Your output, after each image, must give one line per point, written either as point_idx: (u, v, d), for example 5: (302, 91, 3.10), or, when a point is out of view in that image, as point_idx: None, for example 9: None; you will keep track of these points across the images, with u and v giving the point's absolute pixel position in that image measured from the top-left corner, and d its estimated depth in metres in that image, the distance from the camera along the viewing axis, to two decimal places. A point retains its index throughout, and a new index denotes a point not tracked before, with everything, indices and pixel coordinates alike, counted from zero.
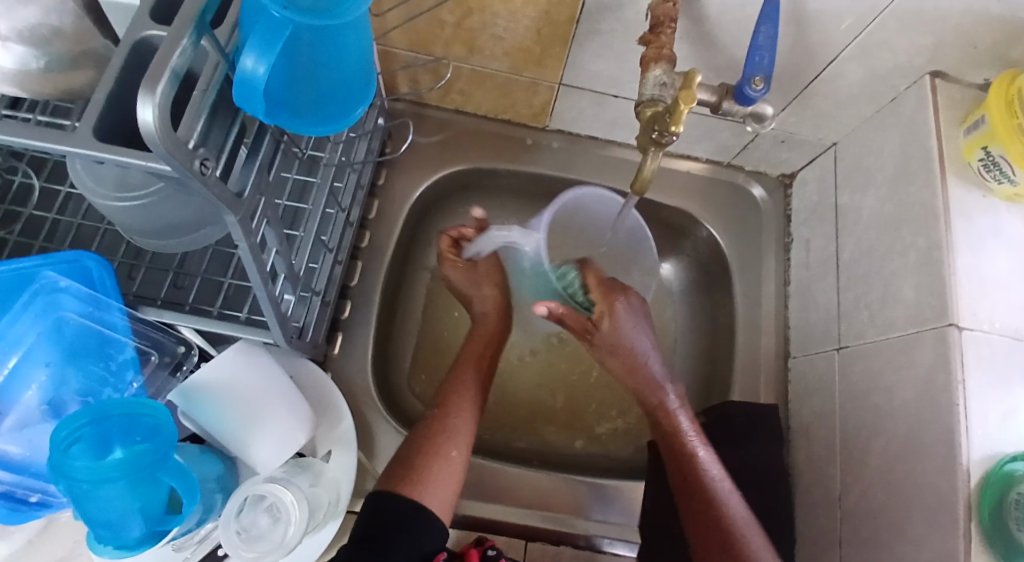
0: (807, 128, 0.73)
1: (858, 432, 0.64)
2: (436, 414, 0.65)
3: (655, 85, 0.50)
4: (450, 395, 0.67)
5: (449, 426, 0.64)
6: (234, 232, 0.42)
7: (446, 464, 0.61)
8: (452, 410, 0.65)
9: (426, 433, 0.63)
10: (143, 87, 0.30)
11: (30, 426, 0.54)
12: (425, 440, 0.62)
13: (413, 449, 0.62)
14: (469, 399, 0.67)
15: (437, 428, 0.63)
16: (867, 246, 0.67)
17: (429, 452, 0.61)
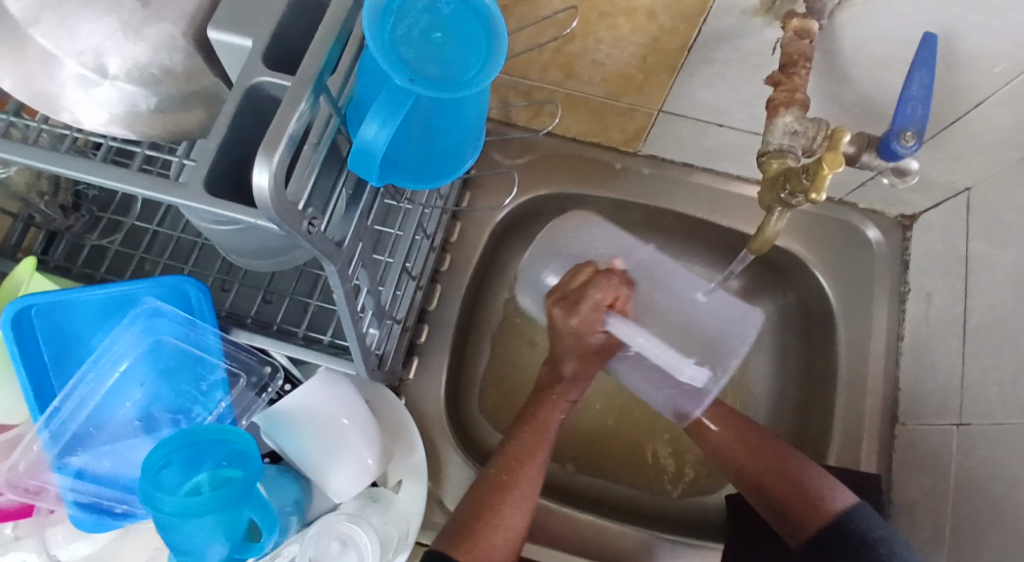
0: (937, 170, 0.66)
1: (976, 524, 0.57)
2: (499, 476, 0.57)
3: (784, 135, 0.46)
4: (514, 458, 0.58)
5: (510, 493, 0.57)
6: (332, 280, 0.40)
7: (506, 542, 0.55)
8: (518, 475, 0.57)
9: (489, 500, 0.56)
10: (261, 153, 0.29)
11: (122, 440, 0.55)
12: (487, 506, 0.56)
13: (476, 514, 0.56)
14: (537, 466, 0.58)
15: (501, 496, 0.56)
16: (1001, 313, 0.60)
17: (491, 524, 0.55)
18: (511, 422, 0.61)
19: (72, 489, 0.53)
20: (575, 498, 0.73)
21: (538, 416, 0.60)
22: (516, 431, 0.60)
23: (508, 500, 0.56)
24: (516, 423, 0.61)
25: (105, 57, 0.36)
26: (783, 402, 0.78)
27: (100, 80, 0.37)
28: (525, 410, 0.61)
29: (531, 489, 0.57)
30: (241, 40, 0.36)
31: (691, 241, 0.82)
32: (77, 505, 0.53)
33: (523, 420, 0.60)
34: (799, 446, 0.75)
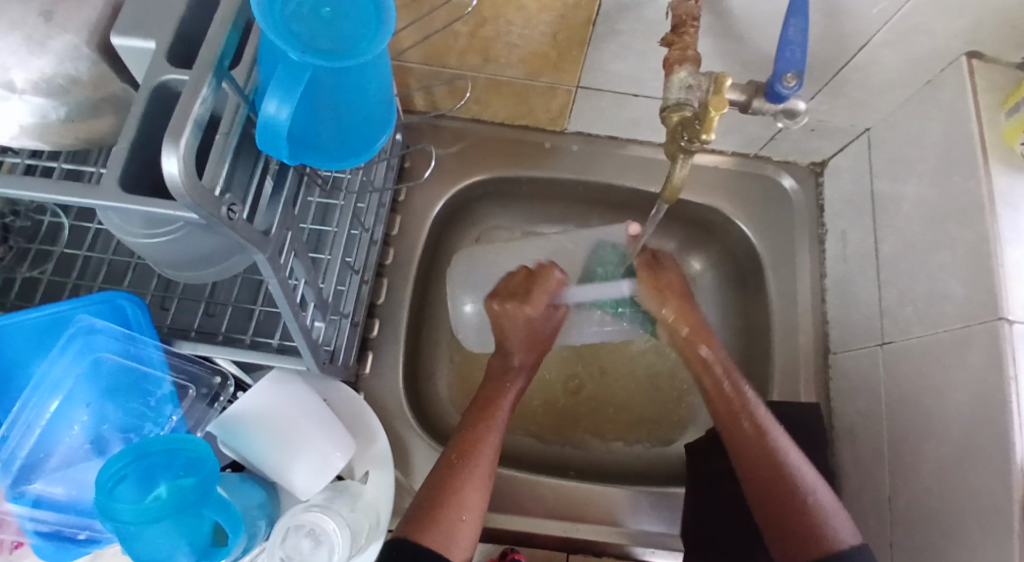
0: (839, 116, 0.71)
1: (907, 434, 0.61)
2: (455, 458, 0.60)
3: (685, 88, 0.48)
4: (472, 438, 0.62)
5: (467, 476, 0.59)
6: (264, 270, 0.41)
7: (466, 522, 0.56)
8: (475, 456, 0.60)
9: (446, 480, 0.58)
10: (167, 139, 0.30)
11: (74, 465, 0.55)
12: (447, 487, 0.58)
13: (434, 492, 0.57)
14: (492, 450, 0.61)
15: (460, 474, 0.58)
16: (908, 238, 0.64)
17: (451, 504, 0.56)
18: (466, 413, 0.65)
19: (31, 519, 0.52)
20: (542, 468, 0.75)
21: (490, 410, 0.65)
22: (472, 419, 0.64)
23: (465, 480, 0.58)
24: (468, 413, 0.65)
25: (11, 72, 0.37)
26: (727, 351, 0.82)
27: (8, 95, 0.37)
28: (481, 398, 0.67)
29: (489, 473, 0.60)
30: (144, 42, 0.37)
31: (626, 210, 0.85)
32: (38, 534, 0.53)
33: (475, 409, 0.65)
34: None
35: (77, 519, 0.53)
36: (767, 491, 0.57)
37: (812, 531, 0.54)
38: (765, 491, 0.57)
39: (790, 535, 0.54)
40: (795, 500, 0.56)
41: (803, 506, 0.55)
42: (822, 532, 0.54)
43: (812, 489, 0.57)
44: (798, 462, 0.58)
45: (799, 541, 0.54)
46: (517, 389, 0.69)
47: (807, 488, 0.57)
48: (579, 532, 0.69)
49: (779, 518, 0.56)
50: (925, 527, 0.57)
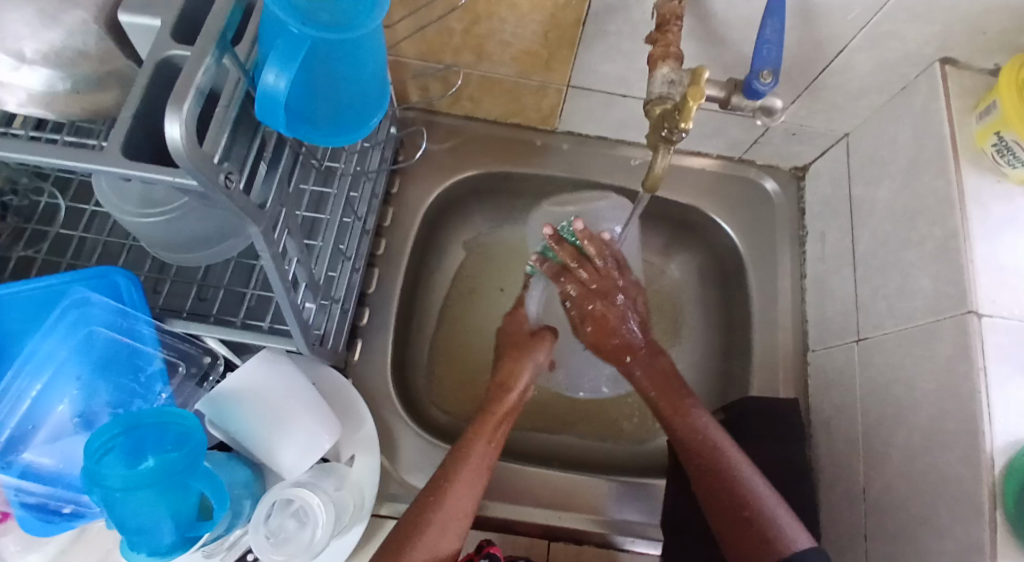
0: (819, 121, 0.74)
1: (879, 424, 0.63)
2: (427, 497, 0.59)
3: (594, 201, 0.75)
4: (450, 476, 0.60)
5: (435, 517, 0.58)
6: (258, 242, 0.43)
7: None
8: (453, 488, 0.60)
9: (413, 522, 0.58)
10: (170, 106, 0.32)
11: (63, 438, 0.56)
12: (410, 529, 0.57)
13: (400, 535, 0.57)
14: (467, 488, 0.60)
15: (425, 516, 0.58)
16: (883, 236, 0.67)
17: (409, 548, 0.56)
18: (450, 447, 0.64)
19: (18, 491, 0.53)
20: (527, 458, 0.77)
21: (472, 448, 0.63)
22: (456, 451, 0.63)
23: (429, 526, 0.57)
24: (460, 444, 0.63)
25: (22, 42, 0.38)
26: (709, 348, 0.85)
27: (18, 65, 0.39)
28: (485, 407, 0.68)
29: (462, 512, 0.59)
30: (150, 19, 0.40)
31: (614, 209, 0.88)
32: (23, 505, 0.54)
33: (466, 443, 0.63)
34: (727, 384, 0.81)
35: (62, 492, 0.55)
36: (686, 442, 0.65)
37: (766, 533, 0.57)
38: (702, 474, 0.63)
39: (747, 551, 0.57)
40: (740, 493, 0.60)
41: (751, 506, 0.59)
42: (771, 527, 0.57)
43: (756, 490, 0.60)
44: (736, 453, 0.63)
45: (749, 531, 0.57)
46: (518, 393, 0.70)
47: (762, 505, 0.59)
48: (561, 521, 0.70)
49: (725, 499, 0.60)
50: (897, 515, 0.59)
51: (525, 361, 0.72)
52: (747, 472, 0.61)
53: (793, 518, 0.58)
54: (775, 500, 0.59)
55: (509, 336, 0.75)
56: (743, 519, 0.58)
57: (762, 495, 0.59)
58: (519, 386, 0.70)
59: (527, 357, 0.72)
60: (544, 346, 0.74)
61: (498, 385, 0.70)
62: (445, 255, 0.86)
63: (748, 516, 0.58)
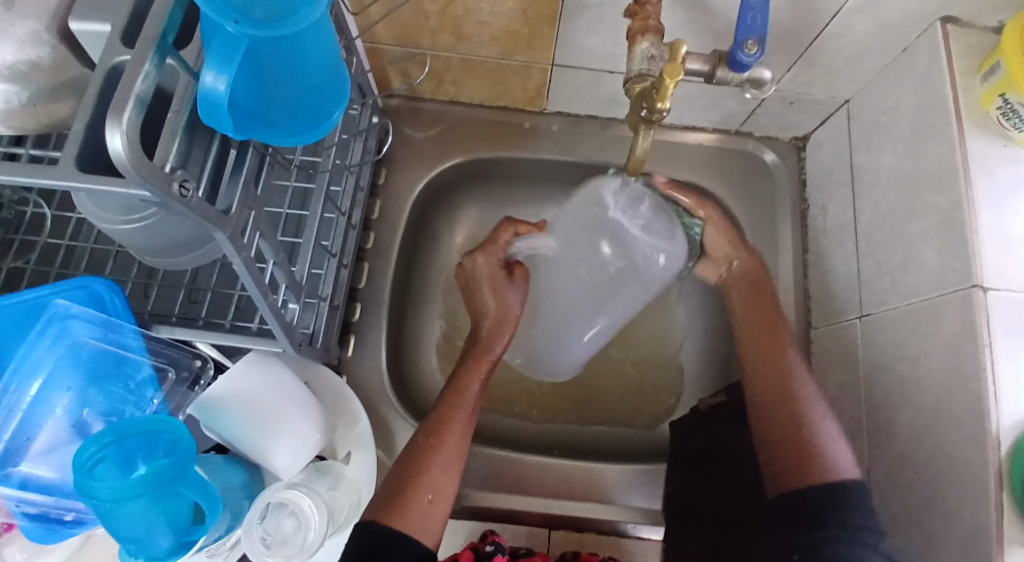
0: (817, 88, 0.71)
1: (884, 402, 0.62)
2: (424, 436, 0.58)
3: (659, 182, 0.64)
4: (435, 424, 0.59)
5: (436, 457, 0.57)
6: (226, 249, 0.41)
7: (433, 502, 0.55)
8: (443, 433, 0.58)
9: (413, 462, 0.57)
10: (109, 116, 0.31)
11: (57, 449, 0.55)
12: (409, 469, 0.56)
13: (400, 473, 0.56)
14: (463, 427, 0.59)
15: (426, 454, 0.57)
16: (885, 208, 0.64)
17: (414, 486, 0.55)
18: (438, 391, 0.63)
19: (18, 501, 0.52)
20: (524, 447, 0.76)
21: (463, 386, 0.61)
22: (446, 392, 0.61)
23: (432, 464, 0.57)
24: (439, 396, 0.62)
25: None
26: (711, 328, 0.83)
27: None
28: (472, 362, 0.63)
29: (459, 447, 0.59)
30: (100, 25, 0.38)
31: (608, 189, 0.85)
32: (26, 516, 0.53)
33: (446, 389, 0.62)
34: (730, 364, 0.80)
35: (62, 502, 0.53)
36: (759, 379, 0.64)
37: (812, 460, 0.57)
38: (767, 393, 0.63)
39: (790, 468, 0.57)
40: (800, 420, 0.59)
41: (805, 431, 0.58)
42: (820, 456, 0.57)
43: (818, 413, 0.60)
44: (807, 386, 0.62)
45: (789, 456, 0.58)
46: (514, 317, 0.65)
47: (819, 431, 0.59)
48: (561, 509, 0.70)
49: (776, 422, 0.61)
50: (903, 496, 0.58)
51: (505, 295, 0.65)
52: (815, 405, 0.61)
53: (848, 451, 0.58)
54: (836, 435, 0.58)
55: (482, 275, 0.66)
56: (794, 435, 0.59)
57: (828, 435, 0.58)
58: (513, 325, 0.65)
59: (505, 290, 0.65)
60: (521, 286, 0.66)
61: (493, 321, 0.65)
62: (438, 244, 0.85)
63: (803, 440, 0.58)
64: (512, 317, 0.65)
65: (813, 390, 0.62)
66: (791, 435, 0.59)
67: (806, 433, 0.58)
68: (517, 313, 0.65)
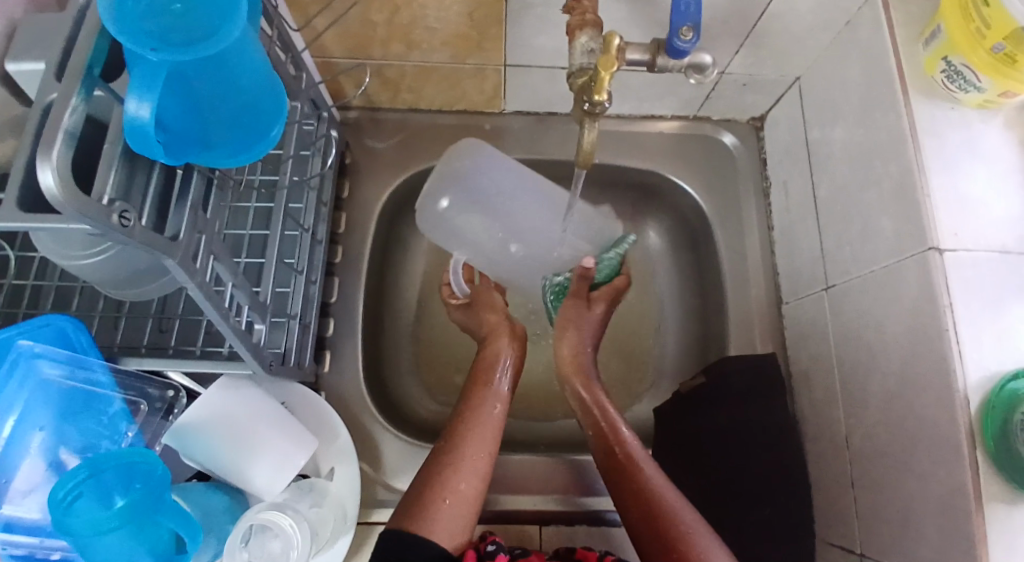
0: (768, 68, 0.71)
1: (855, 371, 0.62)
2: (447, 446, 0.61)
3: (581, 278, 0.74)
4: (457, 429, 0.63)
5: (460, 462, 0.60)
6: (178, 275, 0.41)
7: (454, 506, 0.57)
8: (465, 437, 0.62)
9: (437, 467, 0.60)
10: (39, 153, 0.31)
11: (35, 491, 0.54)
12: (433, 474, 0.59)
13: (423, 481, 0.58)
14: (489, 429, 0.63)
15: (449, 461, 0.60)
16: (842, 179, 0.65)
17: (438, 491, 0.57)
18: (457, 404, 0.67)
19: (5, 544, 0.52)
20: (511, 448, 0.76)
21: (482, 399, 0.66)
22: (467, 405, 0.65)
23: (456, 469, 0.59)
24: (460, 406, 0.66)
25: None
26: (685, 312, 0.84)
27: None
28: (480, 379, 0.68)
29: (481, 455, 0.61)
30: (35, 64, 0.39)
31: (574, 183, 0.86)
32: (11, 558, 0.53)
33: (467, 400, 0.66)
34: (706, 347, 0.80)
35: (48, 541, 0.53)
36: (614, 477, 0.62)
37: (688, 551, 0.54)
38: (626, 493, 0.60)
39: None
40: (663, 513, 0.57)
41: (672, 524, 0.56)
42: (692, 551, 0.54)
43: (679, 510, 0.57)
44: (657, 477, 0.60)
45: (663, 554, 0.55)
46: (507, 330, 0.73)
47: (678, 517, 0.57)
48: (549, 505, 0.70)
49: (645, 506, 0.58)
50: (880, 464, 0.58)
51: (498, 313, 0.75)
52: (664, 490, 0.59)
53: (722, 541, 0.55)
54: (704, 529, 0.55)
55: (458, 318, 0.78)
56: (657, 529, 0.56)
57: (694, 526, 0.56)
58: (506, 337, 0.72)
59: (495, 307, 0.75)
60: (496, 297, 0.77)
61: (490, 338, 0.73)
62: (409, 253, 0.85)
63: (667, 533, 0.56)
64: (498, 328, 0.73)
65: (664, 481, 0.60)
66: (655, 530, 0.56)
67: (668, 524, 0.56)
68: (502, 327, 0.73)
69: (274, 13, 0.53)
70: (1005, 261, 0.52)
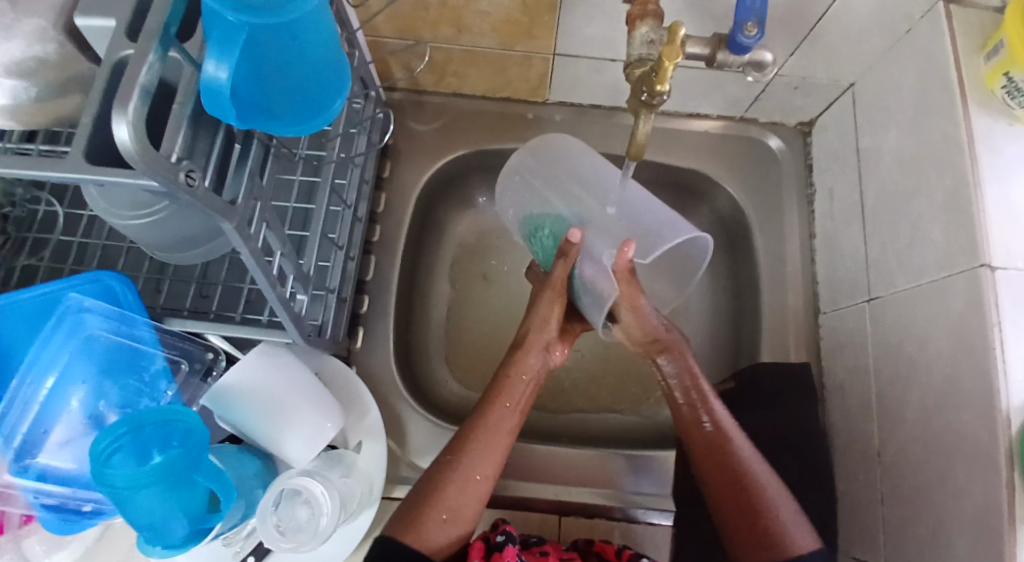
0: (820, 71, 0.70)
1: (893, 384, 0.61)
2: (448, 458, 0.57)
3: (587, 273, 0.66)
4: (466, 438, 0.58)
5: (461, 476, 0.56)
6: (233, 239, 0.42)
7: (448, 522, 0.55)
8: (472, 450, 0.57)
9: (436, 479, 0.56)
10: (116, 108, 0.32)
11: (73, 442, 0.56)
12: (435, 483, 0.56)
13: (420, 494, 0.56)
14: (502, 441, 0.59)
15: (447, 474, 0.56)
16: (891, 189, 0.64)
17: (432, 506, 0.55)
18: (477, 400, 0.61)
19: (36, 492, 0.53)
20: (534, 436, 0.76)
21: (493, 410, 0.60)
22: (478, 412, 0.60)
23: (453, 486, 0.56)
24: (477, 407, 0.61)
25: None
26: (717, 315, 0.83)
27: None
28: (498, 381, 0.62)
29: (480, 474, 0.57)
30: (104, 22, 0.39)
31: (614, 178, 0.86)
32: (44, 507, 0.54)
33: (486, 399, 0.61)
34: (736, 352, 0.80)
35: (80, 493, 0.54)
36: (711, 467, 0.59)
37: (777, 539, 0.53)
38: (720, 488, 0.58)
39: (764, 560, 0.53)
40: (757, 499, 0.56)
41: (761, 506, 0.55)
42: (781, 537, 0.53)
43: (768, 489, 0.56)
44: (754, 460, 0.58)
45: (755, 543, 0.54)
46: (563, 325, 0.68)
47: (775, 503, 0.55)
48: (570, 495, 0.70)
49: (731, 488, 0.57)
50: (913, 480, 0.57)
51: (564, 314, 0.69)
52: (752, 460, 0.58)
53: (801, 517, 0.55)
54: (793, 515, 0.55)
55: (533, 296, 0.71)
56: (750, 515, 0.55)
57: (784, 513, 0.55)
58: (540, 349, 0.63)
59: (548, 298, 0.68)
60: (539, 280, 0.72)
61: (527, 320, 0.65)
62: (444, 237, 0.85)
63: (763, 519, 0.54)
64: (535, 338, 0.63)
65: (755, 457, 0.58)
66: (749, 516, 0.55)
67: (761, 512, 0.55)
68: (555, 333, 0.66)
69: None
70: None
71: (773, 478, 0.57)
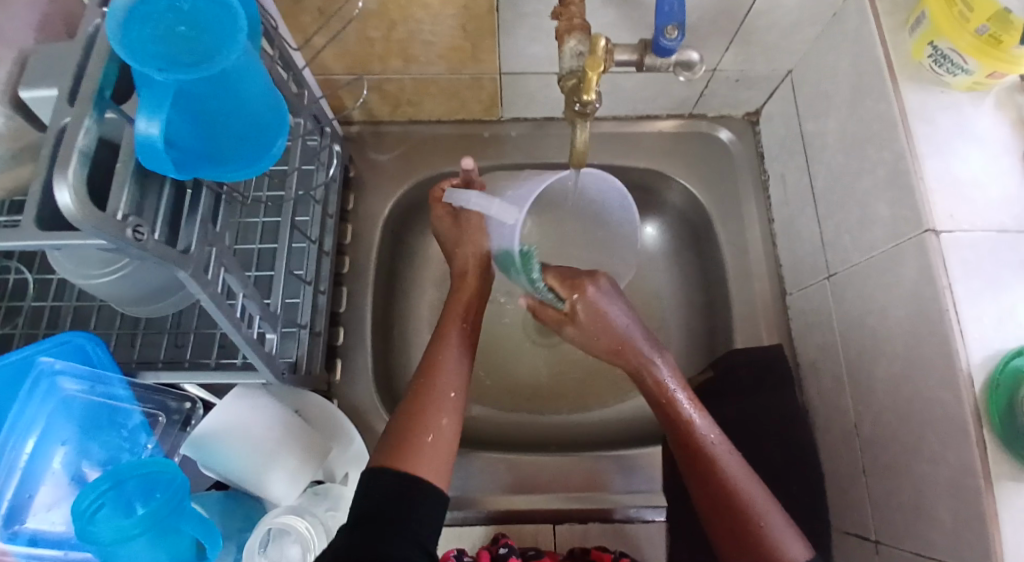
0: (759, 64, 0.72)
1: (861, 357, 0.63)
2: (419, 381, 0.54)
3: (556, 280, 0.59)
4: (430, 364, 0.56)
5: (440, 396, 0.53)
6: (191, 286, 0.43)
7: (436, 441, 0.50)
8: (439, 372, 0.55)
9: (413, 404, 0.53)
10: (55, 172, 0.33)
11: (59, 505, 0.56)
12: (412, 407, 0.53)
13: (399, 419, 0.52)
14: (460, 367, 0.56)
15: (423, 397, 0.53)
16: (837, 169, 0.66)
17: (415, 426, 0.51)
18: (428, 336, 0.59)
19: (30, 557, 0.54)
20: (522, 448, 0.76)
21: (448, 331, 0.59)
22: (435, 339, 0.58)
23: (433, 405, 0.53)
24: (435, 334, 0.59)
25: None
26: (690, 309, 0.84)
27: None
28: (446, 318, 0.60)
29: (453, 390, 0.54)
30: (47, 90, 0.41)
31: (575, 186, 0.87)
32: None
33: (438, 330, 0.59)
34: (712, 342, 0.81)
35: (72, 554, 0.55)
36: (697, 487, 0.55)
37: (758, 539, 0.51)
38: (709, 506, 0.54)
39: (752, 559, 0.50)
40: (740, 511, 0.52)
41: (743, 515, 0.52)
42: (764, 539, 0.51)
43: (746, 492, 0.53)
44: (731, 460, 0.55)
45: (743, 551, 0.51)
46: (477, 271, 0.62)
47: (760, 511, 0.52)
48: (564, 504, 0.71)
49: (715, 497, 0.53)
50: (891, 447, 0.58)
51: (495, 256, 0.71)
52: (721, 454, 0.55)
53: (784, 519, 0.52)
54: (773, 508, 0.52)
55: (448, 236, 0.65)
56: (730, 516, 0.52)
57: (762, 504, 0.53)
58: (476, 275, 0.62)
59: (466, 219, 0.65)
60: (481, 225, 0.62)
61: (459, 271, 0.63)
62: (416, 260, 0.86)
63: (742, 520, 0.52)
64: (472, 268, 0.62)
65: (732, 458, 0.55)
66: (728, 517, 0.52)
67: (745, 520, 0.52)
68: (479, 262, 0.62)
69: (273, 33, 0.55)
70: (1001, 239, 0.52)
71: (749, 474, 0.55)
